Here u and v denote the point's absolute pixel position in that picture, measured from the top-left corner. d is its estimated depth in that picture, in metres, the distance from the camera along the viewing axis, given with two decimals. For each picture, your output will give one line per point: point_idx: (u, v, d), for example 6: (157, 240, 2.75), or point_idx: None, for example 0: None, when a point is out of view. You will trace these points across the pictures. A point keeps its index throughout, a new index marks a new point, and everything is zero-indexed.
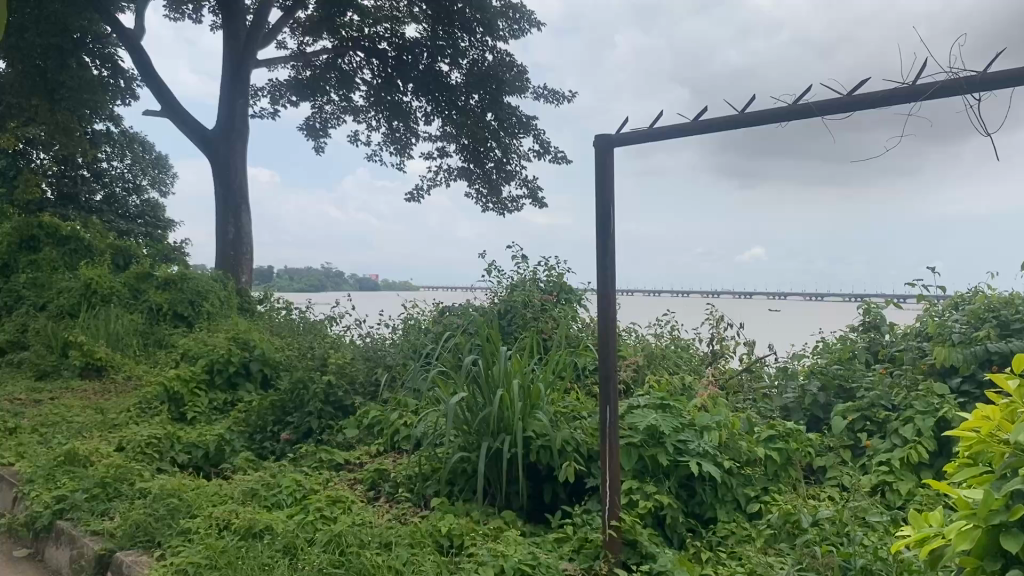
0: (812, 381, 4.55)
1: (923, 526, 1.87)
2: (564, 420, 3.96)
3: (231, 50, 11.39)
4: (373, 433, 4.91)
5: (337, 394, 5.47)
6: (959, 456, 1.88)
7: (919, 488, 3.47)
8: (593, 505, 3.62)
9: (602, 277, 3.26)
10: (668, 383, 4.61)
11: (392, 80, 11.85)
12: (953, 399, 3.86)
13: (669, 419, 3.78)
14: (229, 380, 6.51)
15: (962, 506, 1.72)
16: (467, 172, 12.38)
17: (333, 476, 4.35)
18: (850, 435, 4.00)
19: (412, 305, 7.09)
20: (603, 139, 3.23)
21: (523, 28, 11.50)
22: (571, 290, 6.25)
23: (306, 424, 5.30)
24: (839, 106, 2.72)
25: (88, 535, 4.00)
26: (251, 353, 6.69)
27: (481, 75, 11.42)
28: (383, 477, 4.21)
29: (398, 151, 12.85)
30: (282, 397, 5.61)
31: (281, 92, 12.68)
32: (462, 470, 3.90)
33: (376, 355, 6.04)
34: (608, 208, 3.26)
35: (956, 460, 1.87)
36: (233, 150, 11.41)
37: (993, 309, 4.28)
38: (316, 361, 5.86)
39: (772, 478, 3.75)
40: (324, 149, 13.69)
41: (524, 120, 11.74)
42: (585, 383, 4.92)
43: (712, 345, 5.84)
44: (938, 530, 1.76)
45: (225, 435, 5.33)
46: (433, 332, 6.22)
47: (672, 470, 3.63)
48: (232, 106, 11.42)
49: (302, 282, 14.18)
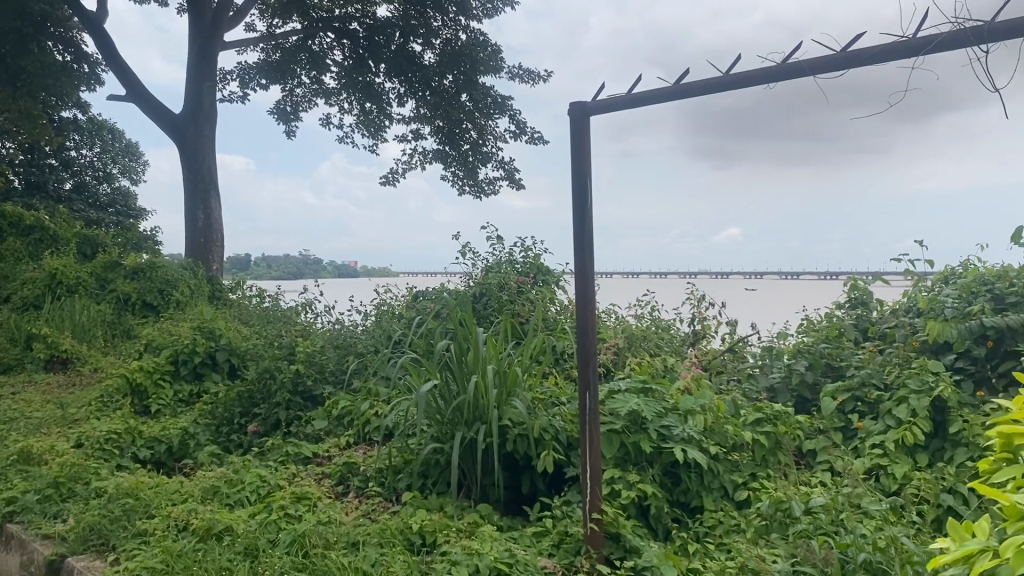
0: (799, 360, 4.33)
1: (964, 536, 1.67)
2: (542, 406, 3.77)
3: (197, 30, 11.05)
4: (343, 424, 4.70)
5: (306, 384, 5.25)
6: (993, 452, 1.68)
7: (915, 472, 3.30)
8: (573, 496, 3.42)
9: (580, 256, 3.04)
10: (649, 365, 4.39)
11: (364, 61, 11.53)
12: (948, 376, 3.63)
13: (652, 404, 3.58)
14: (195, 371, 6.25)
15: (1011, 513, 1.52)
16: (442, 154, 12.09)
17: (299, 470, 4.12)
18: (842, 417, 3.81)
19: (385, 291, 6.85)
20: (578, 107, 3.01)
21: (497, 8, 11.31)
22: (549, 272, 6.03)
23: (274, 415, 5.06)
24: (832, 63, 2.49)
25: (39, 539, 3.77)
26: (218, 342, 6.41)
27: (453, 54, 11.17)
28: (352, 471, 4.00)
29: (371, 133, 12.53)
30: (249, 387, 5.36)
31: (250, 75, 12.33)
32: (436, 462, 3.69)
33: (346, 342, 5.81)
34: (584, 179, 3.04)
35: (989, 457, 1.68)
36: (201, 133, 11.08)
37: (988, 282, 4.05)
38: (284, 349, 5.62)
39: (760, 463, 3.56)
40: (296, 133, 13.35)
41: (499, 100, 11.51)
42: (563, 367, 4.71)
43: (693, 325, 5.68)
44: (984, 543, 1.56)
45: (190, 429, 5.06)
46: (406, 317, 5.99)
47: (656, 456, 3.44)
48: (199, 88, 11.07)
49: (278, 270, 13.88)
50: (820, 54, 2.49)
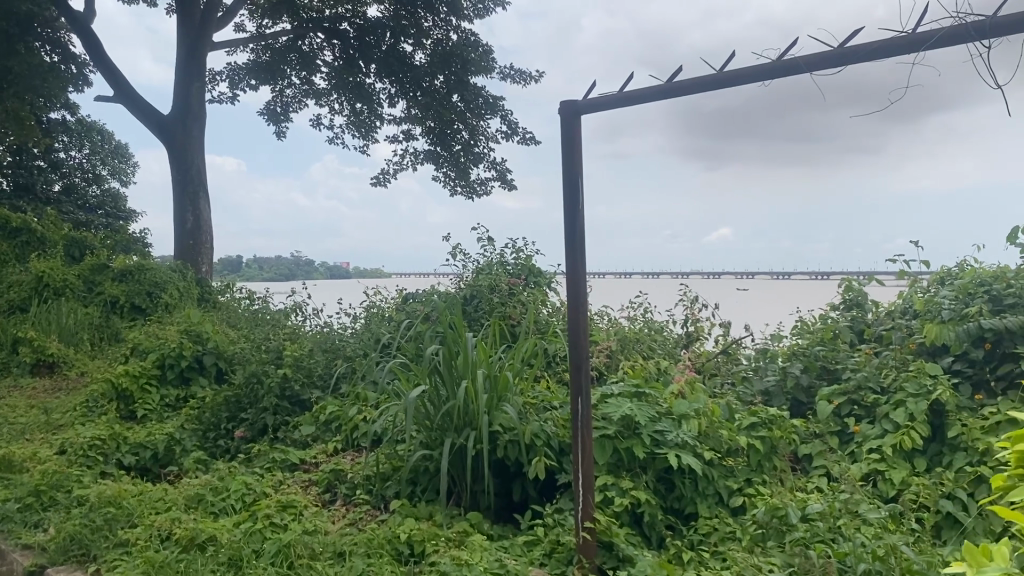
0: (794, 363, 4.26)
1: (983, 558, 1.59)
2: (534, 411, 3.70)
3: (185, 30, 10.94)
4: (331, 430, 4.62)
5: (293, 388, 5.16)
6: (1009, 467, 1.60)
7: (913, 478, 3.24)
8: (565, 503, 3.35)
9: (571, 258, 2.97)
10: (642, 368, 4.31)
11: (355, 61, 11.44)
12: (947, 380, 3.57)
13: (645, 408, 3.51)
14: (182, 375, 6.15)
15: None
16: (434, 155, 12.00)
17: (286, 477, 4.04)
18: (838, 420, 3.74)
19: (375, 293, 6.76)
20: (569, 106, 2.94)
21: (489, 9, 11.23)
22: (541, 273, 5.96)
23: (261, 421, 4.97)
24: (828, 59, 2.43)
25: (19, 549, 3.67)
26: (204, 346, 6.31)
27: (444, 55, 11.08)
28: (339, 478, 3.92)
29: (362, 134, 12.44)
30: (236, 392, 5.27)
31: (240, 75, 12.23)
32: (425, 469, 3.62)
33: (334, 346, 5.72)
34: (575, 179, 2.97)
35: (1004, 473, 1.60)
36: (190, 134, 10.98)
37: (985, 284, 3.99)
38: (272, 353, 5.53)
39: (755, 469, 3.50)
40: (286, 133, 13.25)
41: (491, 101, 11.44)
42: (555, 371, 4.63)
43: (686, 327, 5.62)
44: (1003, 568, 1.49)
45: (176, 434, 4.97)
46: (395, 320, 5.91)
47: (649, 462, 3.37)
48: (188, 88, 10.97)
49: (270, 272, 13.78)
50: (816, 51, 2.43)
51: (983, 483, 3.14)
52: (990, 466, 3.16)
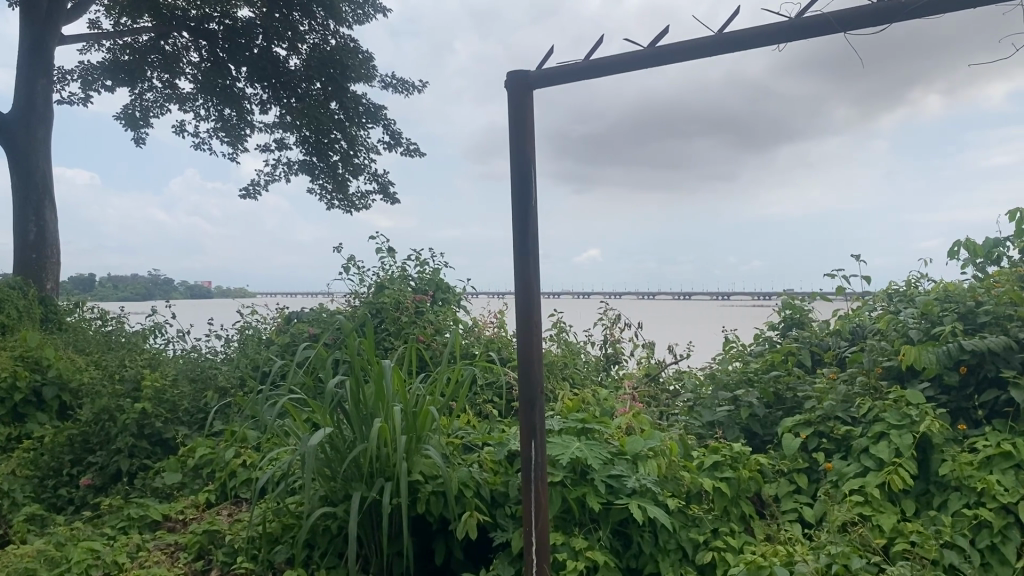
0: (746, 390, 3.78)
1: None
2: (458, 453, 3.06)
3: (29, 20, 9.73)
4: (202, 479, 3.83)
5: (155, 427, 4.29)
6: None
7: (905, 524, 2.80)
8: (503, 569, 2.74)
9: (522, 271, 2.38)
10: (579, 397, 3.74)
11: (223, 64, 10.44)
12: (931, 409, 3.16)
13: (597, 448, 2.94)
14: (15, 411, 5.15)
15: None
16: (310, 166, 11.17)
17: (142, 540, 3.25)
18: (805, 456, 3.29)
19: (250, 311, 5.94)
20: (520, 78, 2.35)
21: (367, 14, 10.67)
22: (448, 289, 5.34)
23: (113, 465, 4.10)
24: (869, 14, 2.07)
25: None
26: (44, 374, 5.30)
27: (322, 59, 10.24)
28: (215, 541, 3.18)
29: (231, 143, 11.42)
30: (83, 429, 4.39)
31: (94, 75, 11.04)
32: (325, 529, 2.94)
33: (204, 374, 4.88)
34: (527, 168, 2.37)
35: None
36: (34, 136, 9.72)
37: (952, 301, 3.63)
38: (128, 384, 4.65)
39: (721, 516, 2.98)
40: (145, 140, 12.08)
41: (372, 109, 10.70)
42: (475, 404, 4.00)
43: (604, 348, 5.14)
44: None
45: (3, 484, 4.02)
46: (280, 344, 5.16)
47: (603, 515, 2.82)
48: (32, 84, 9.74)
49: (128, 290, 12.50)
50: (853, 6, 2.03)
51: (984, 529, 2.74)
52: (990, 508, 2.76)
